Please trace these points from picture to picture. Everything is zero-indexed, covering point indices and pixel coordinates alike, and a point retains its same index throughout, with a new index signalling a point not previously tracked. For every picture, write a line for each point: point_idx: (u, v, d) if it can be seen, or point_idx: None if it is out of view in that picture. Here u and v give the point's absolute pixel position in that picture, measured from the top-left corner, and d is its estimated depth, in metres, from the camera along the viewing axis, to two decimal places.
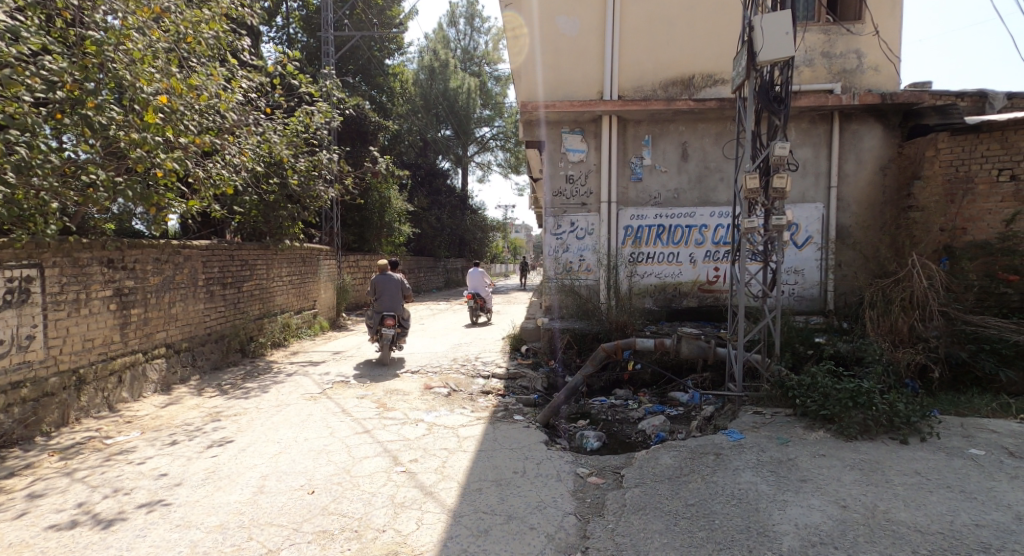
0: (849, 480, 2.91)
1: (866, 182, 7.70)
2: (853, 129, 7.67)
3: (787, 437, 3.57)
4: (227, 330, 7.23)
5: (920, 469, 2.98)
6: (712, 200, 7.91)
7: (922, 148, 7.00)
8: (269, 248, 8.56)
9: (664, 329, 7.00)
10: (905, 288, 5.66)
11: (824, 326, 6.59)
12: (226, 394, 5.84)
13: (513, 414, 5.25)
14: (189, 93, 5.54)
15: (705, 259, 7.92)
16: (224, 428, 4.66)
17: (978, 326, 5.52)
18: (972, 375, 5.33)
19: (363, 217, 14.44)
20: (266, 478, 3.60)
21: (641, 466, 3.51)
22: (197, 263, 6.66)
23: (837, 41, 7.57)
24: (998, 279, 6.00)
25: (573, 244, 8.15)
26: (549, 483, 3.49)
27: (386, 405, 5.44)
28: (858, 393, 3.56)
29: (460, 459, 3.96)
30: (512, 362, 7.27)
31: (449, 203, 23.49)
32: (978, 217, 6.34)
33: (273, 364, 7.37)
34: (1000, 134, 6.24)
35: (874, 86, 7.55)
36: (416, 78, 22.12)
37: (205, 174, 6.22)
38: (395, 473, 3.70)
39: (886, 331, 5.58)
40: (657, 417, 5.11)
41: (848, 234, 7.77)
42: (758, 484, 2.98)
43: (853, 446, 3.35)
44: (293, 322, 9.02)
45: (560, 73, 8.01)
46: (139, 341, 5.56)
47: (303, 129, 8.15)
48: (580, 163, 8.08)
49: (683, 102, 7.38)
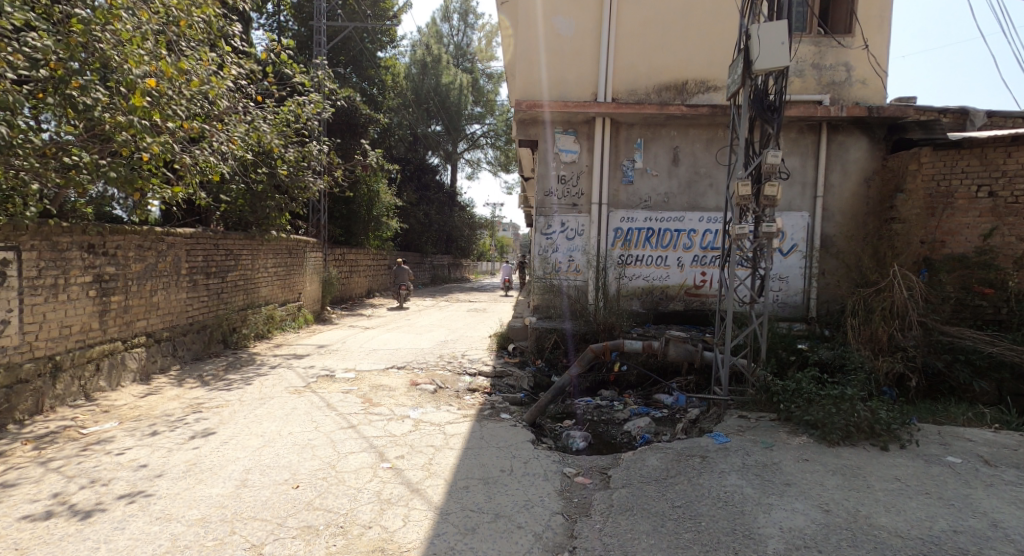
0: (832, 484, 2.94)
1: (851, 193, 7.83)
2: (839, 141, 7.79)
3: (771, 441, 3.60)
4: (210, 320, 7.11)
5: (900, 475, 3.01)
6: (701, 205, 7.98)
7: (905, 162, 7.15)
8: (256, 239, 8.42)
9: (650, 331, 7.12)
10: (886, 298, 5.84)
11: (806, 334, 6.72)
12: (207, 385, 5.74)
13: (499, 413, 5.24)
14: (177, 77, 5.40)
15: (692, 264, 7.98)
16: (205, 420, 4.58)
17: (955, 338, 5.65)
18: (948, 385, 5.55)
19: (350, 210, 14.37)
20: (250, 471, 3.55)
21: (627, 467, 3.53)
22: (180, 251, 6.54)
23: (827, 53, 7.70)
24: (974, 292, 6.27)
25: (562, 245, 8.15)
26: (536, 482, 3.50)
27: (371, 400, 5.39)
28: (841, 399, 3.57)
29: (446, 457, 3.95)
30: (498, 361, 7.30)
31: (437, 199, 23.40)
32: (956, 231, 6.52)
33: (256, 356, 7.27)
34: (979, 151, 6.42)
35: (861, 99, 7.68)
36: (408, 72, 21.97)
37: (192, 161, 6.09)
38: (381, 470, 3.68)
39: (865, 340, 5.77)
40: (642, 419, 5.23)
41: (831, 243, 7.89)
42: (743, 487, 3.02)
43: (836, 452, 3.35)
44: (276, 314, 8.90)
45: (555, 73, 8.00)
46: (118, 329, 5.44)
47: (293, 118, 8.08)
48: (572, 164, 8.10)
49: (676, 107, 7.43)
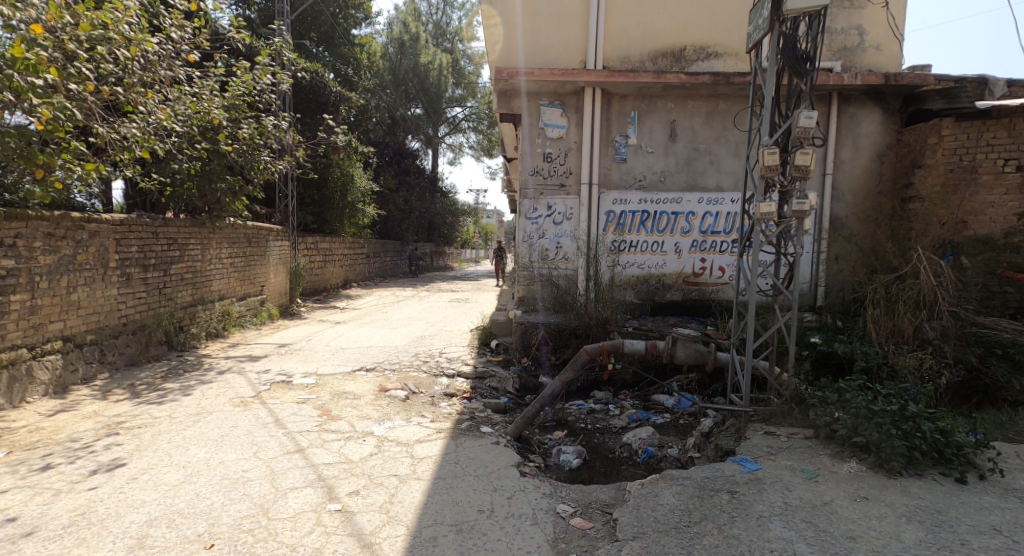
0: (914, 542, 2.30)
1: (863, 170, 7.04)
2: (851, 113, 7.00)
3: (813, 470, 2.94)
4: (148, 319, 6.18)
5: (998, 525, 2.41)
6: (700, 185, 7.24)
7: (924, 135, 6.37)
8: (205, 227, 7.47)
9: (647, 325, 6.45)
10: (913, 286, 5.14)
11: (818, 325, 6.08)
12: (137, 398, 4.88)
13: (479, 426, 4.47)
14: (69, 22, 4.41)
15: (691, 249, 7.27)
16: (118, 447, 3.73)
17: (989, 329, 4.93)
18: (980, 383, 4.80)
19: (323, 196, 13.43)
20: (153, 524, 2.76)
21: (638, 507, 2.79)
22: (107, 241, 5.60)
23: (839, 16, 6.94)
24: (1002, 277, 5.51)
25: (549, 230, 7.35)
26: (522, 529, 2.77)
27: (330, 413, 4.59)
28: (902, 417, 2.99)
29: (410, 493, 3.17)
30: (480, 360, 6.56)
31: (418, 185, 22.43)
32: (980, 211, 5.76)
33: (204, 359, 6.38)
34: (1008, 120, 5.64)
35: (875, 67, 6.94)
36: (385, 51, 20.80)
37: (117, 135, 5.17)
38: (326, 515, 2.90)
39: (887, 334, 5.12)
40: (643, 429, 4.55)
41: (842, 225, 7.12)
42: (796, 544, 2.32)
43: (900, 486, 2.74)
44: (233, 310, 7.99)
45: (540, 37, 7.14)
46: (23, 334, 4.57)
47: (246, 92, 7.16)
48: (559, 140, 7.27)
49: (673, 75, 6.62)
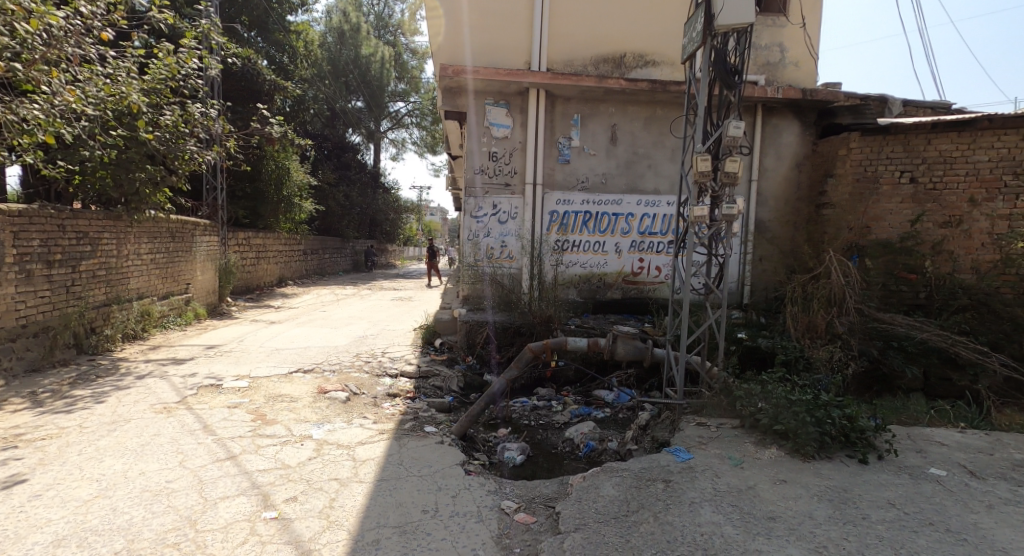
0: (824, 518, 2.52)
1: (785, 177, 7.54)
2: (775, 123, 7.46)
3: (739, 457, 3.15)
4: (53, 321, 5.73)
5: (893, 499, 2.68)
6: (640, 187, 7.51)
7: (835, 146, 6.81)
8: (120, 220, 6.99)
9: (588, 323, 6.64)
10: (826, 286, 5.54)
11: (744, 322, 6.48)
12: (41, 407, 4.50)
13: (423, 426, 4.45)
14: None
15: (630, 250, 7.54)
16: (19, 461, 3.44)
17: (888, 324, 5.45)
18: (881, 372, 5.28)
19: (256, 190, 12.85)
20: (63, 543, 2.58)
21: (579, 499, 2.89)
22: (4, 234, 5.14)
23: (764, 32, 7.39)
24: (901, 277, 6.10)
25: (494, 229, 7.41)
26: (467, 527, 2.80)
27: (264, 417, 4.43)
28: (814, 406, 3.24)
29: (352, 496, 3.13)
30: (423, 359, 6.51)
31: (359, 180, 21.87)
32: (881, 216, 6.30)
33: (120, 363, 5.97)
34: (903, 136, 6.21)
35: (796, 82, 7.44)
36: (323, 41, 20.13)
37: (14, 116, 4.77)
38: (261, 523, 2.82)
39: (803, 329, 5.47)
40: (584, 424, 4.68)
41: (767, 228, 7.60)
42: (724, 526, 2.49)
43: (814, 469, 2.99)
44: (154, 310, 7.52)
45: (486, 36, 7.17)
46: None
47: (170, 78, 6.73)
48: (504, 140, 7.32)
49: (614, 81, 6.82)
